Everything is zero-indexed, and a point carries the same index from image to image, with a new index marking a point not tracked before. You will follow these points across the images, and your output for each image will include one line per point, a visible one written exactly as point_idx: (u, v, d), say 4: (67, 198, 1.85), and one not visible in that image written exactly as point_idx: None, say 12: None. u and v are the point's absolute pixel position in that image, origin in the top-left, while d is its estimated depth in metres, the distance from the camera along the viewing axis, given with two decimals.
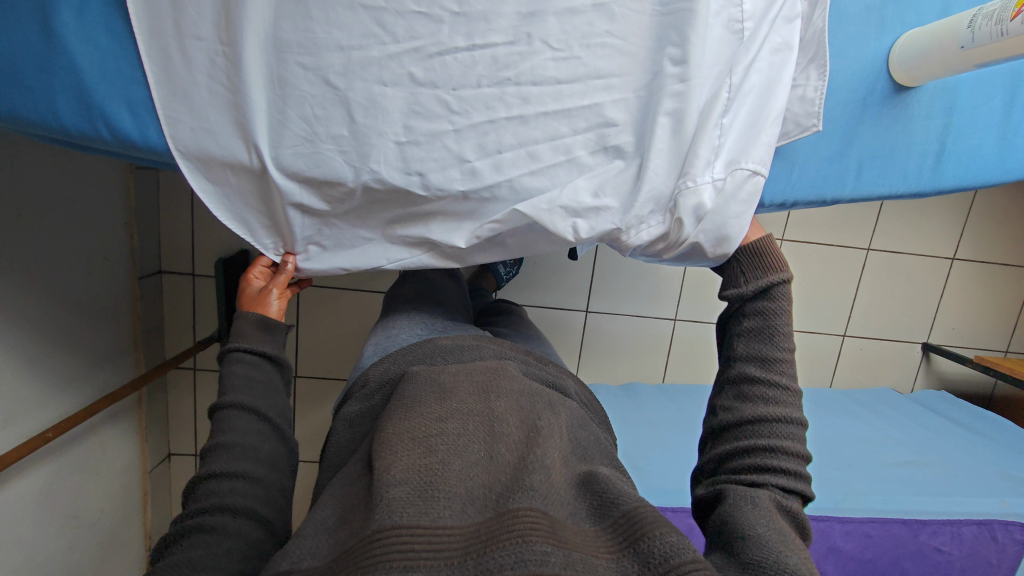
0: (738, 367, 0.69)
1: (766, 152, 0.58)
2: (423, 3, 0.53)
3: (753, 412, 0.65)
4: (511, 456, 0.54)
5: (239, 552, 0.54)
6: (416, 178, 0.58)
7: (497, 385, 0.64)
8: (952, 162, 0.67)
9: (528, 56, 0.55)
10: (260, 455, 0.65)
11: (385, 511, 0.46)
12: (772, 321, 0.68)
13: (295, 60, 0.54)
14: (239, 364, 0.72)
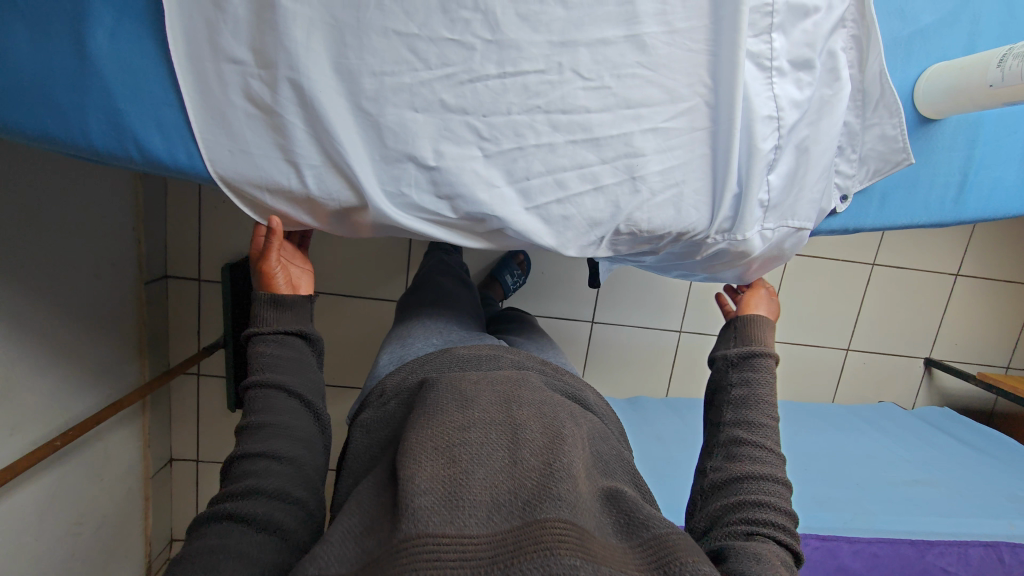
0: (728, 431, 0.72)
1: (811, 210, 0.64)
2: (457, 32, 0.55)
3: (745, 467, 0.67)
4: (537, 461, 0.54)
5: (277, 539, 0.56)
6: (444, 203, 0.59)
7: (518, 395, 0.64)
8: (973, 195, 0.65)
9: (558, 85, 0.57)
10: (292, 434, 0.67)
11: (412, 520, 0.47)
12: (757, 389, 0.75)
13: (331, 85, 0.55)
14: (266, 343, 0.73)
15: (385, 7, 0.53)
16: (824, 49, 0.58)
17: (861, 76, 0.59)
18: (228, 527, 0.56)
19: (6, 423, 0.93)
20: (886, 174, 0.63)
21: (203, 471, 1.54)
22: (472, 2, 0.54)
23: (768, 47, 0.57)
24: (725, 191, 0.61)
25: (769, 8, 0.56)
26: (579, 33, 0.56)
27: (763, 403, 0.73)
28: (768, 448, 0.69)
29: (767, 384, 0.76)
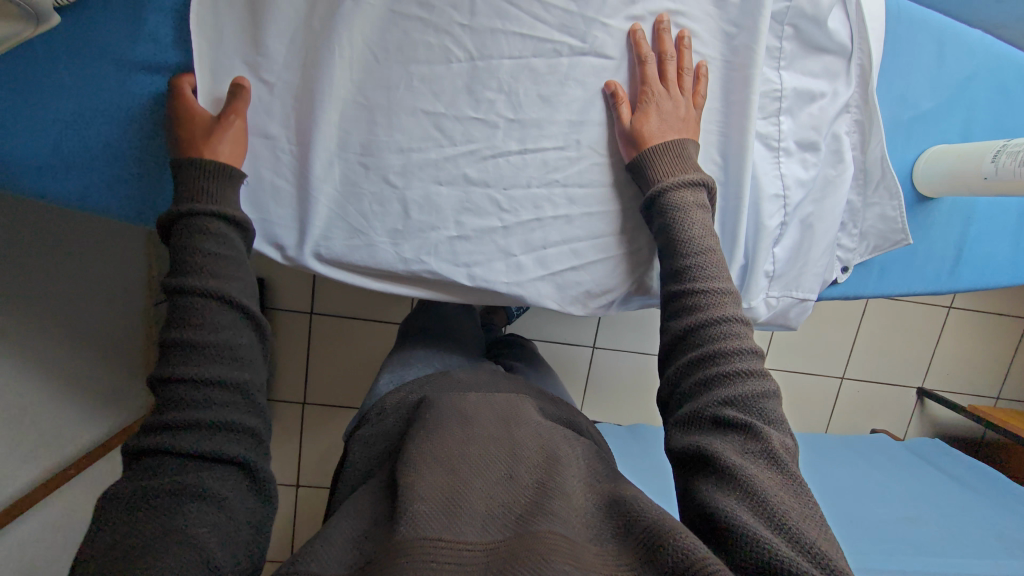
0: (671, 289, 0.58)
1: (815, 282, 0.65)
2: (481, 111, 0.57)
3: (705, 320, 0.54)
4: (530, 477, 0.54)
5: (226, 509, 0.46)
6: (462, 270, 0.61)
7: (516, 416, 0.64)
8: (967, 268, 0.68)
9: (576, 161, 0.60)
10: (245, 288, 0.55)
11: (409, 522, 0.47)
12: (677, 227, 0.57)
13: (360, 159, 0.57)
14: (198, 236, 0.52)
15: (414, 89, 0.56)
16: (829, 132, 0.61)
17: (863, 158, 0.62)
18: (164, 509, 0.43)
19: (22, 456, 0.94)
20: (886, 250, 0.65)
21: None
22: (496, 84, 0.57)
23: (775, 129, 0.60)
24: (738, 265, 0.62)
25: (777, 94, 0.59)
26: (596, 113, 0.59)
27: (688, 237, 0.57)
28: (720, 290, 0.56)
29: (696, 219, 0.57)
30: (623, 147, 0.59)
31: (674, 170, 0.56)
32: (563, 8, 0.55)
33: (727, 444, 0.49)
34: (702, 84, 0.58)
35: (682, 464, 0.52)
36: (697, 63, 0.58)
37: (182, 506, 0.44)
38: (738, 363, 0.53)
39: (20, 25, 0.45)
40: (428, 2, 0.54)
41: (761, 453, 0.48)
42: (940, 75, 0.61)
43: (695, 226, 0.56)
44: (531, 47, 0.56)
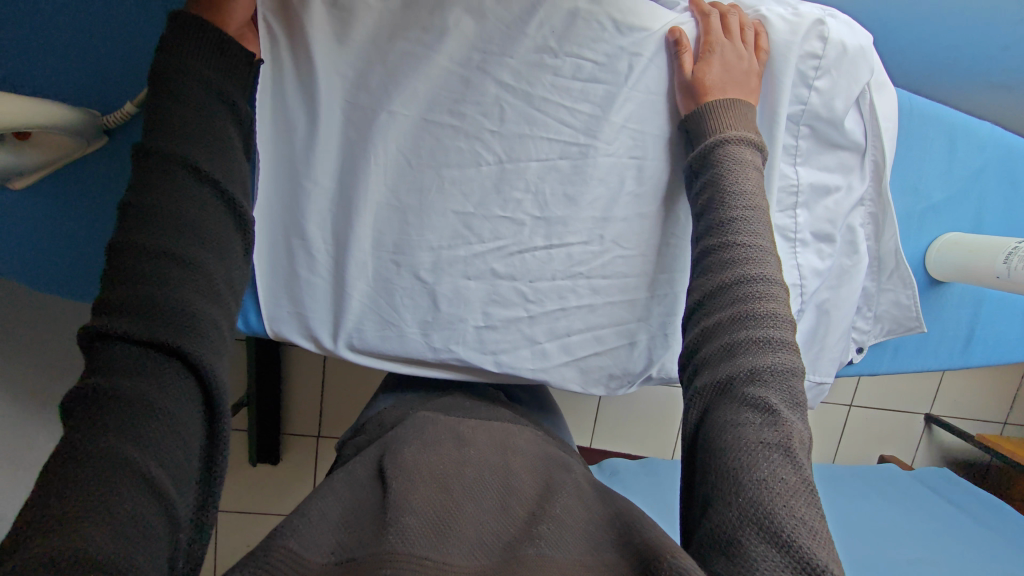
0: (699, 247, 0.52)
1: (832, 367, 0.66)
2: (509, 210, 0.59)
3: (735, 278, 0.48)
4: (523, 509, 0.47)
5: (183, 435, 0.40)
6: (489, 357, 0.63)
7: (514, 442, 0.56)
8: (978, 346, 0.71)
9: (600, 254, 0.62)
10: (230, 172, 0.47)
11: (397, 532, 0.41)
12: (722, 183, 0.52)
13: (392, 257, 0.60)
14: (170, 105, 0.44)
15: (445, 191, 0.58)
16: (844, 224, 0.63)
17: (877, 247, 0.64)
18: (116, 428, 0.38)
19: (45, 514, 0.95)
20: (899, 333, 0.68)
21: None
22: (524, 185, 0.59)
23: (793, 223, 0.61)
24: None
25: (794, 188, 0.60)
26: (618, 210, 0.61)
27: (737, 190, 0.51)
28: (756, 249, 0.50)
29: (748, 177, 0.52)
30: (680, 100, 0.57)
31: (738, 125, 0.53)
32: (588, 112, 0.57)
33: (740, 422, 0.43)
34: (763, 39, 0.56)
35: (691, 439, 0.47)
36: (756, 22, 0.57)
37: (133, 427, 0.38)
38: (766, 335, 0.46)
39: (76, 147, 0.50)
40: (459, 110, 0.56)
41: (778, 441, 0.41)
42: (952, 168, 0.64)
43: (744, 182, 0.51)
44: (557, 150, 0.58)
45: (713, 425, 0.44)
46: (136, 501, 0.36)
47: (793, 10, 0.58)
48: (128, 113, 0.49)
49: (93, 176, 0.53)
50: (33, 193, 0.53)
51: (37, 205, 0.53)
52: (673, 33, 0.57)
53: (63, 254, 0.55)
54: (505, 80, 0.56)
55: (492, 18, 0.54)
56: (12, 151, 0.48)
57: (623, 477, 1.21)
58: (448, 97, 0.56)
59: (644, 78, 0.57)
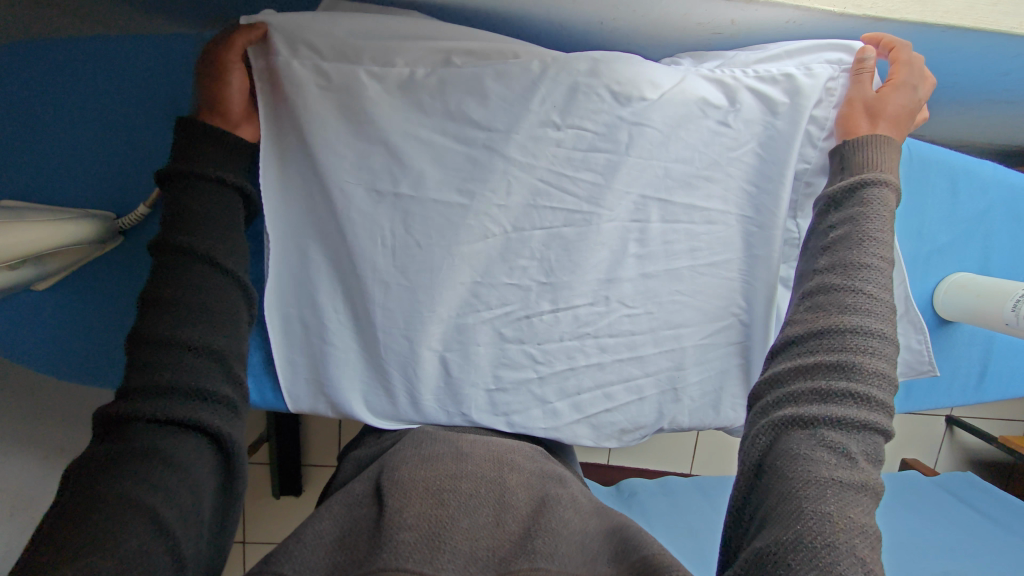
0: (816, 279, 0.49)
1: None
2: (515, 277, 0.60)
3: (862, 324, 0.44)
4: (517, 525, 0.47)
5: (192, 477, 0.42)
6: (502, 418, 0.64)
7: (511, 457, 0.57)
8: (993, 381, 0.71)
9: (606, 314, 0.63)
10: (232, 249, 0.50)
11: (392, 551, 0.42)
12: (865, 226, 0.49)
13: (405, 335, 0.60)
14: (188, 197, 0.48)
15: (451, 263, 0.59)
16: None
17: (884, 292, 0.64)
18: (132, 475, 0.40)
19: None
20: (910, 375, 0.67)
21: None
22: (529, 252, 0.60)
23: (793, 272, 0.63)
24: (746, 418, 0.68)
25: (797, 240, 0.63)
26: (622, 270, 0.62)
27: (877, 239, 0.48)
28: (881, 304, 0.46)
29: (877, 229, 0.48)
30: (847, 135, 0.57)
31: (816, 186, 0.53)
32: (591, 179, 0.59)
33: (820, 460, 0.39)
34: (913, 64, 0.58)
35: (752, 461, 0.44)
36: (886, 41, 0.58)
37: (151, 471, 0.40)
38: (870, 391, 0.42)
39: (92, 248, 0.52)
40: (468, 189, 0.58)
41: (853, 488, 0.38)
42: (956, 212, 0.64)
43: (887, 234, 0.48)
44: (562, 217, 0.59)
45: (781, 456, 0.41)
46: (141, 540, 0.37)
47: (806, 71, 0.58)
48: (141, 214, 0.52)
49: (115, 272, 0.55)
50: (58, 289, 0.54)
51: (64, 302, 0.55)
52: (672, 99, 0.57)
53: (81, 344, 0.55)
54: (512, 155, 0.57)
55: (493, 96, 0.56)
56: (32, 265, 0.49)
57: (642, 500, 1.18)
58: (456, 176, 0.57)
59: (646, 144, 0.58)
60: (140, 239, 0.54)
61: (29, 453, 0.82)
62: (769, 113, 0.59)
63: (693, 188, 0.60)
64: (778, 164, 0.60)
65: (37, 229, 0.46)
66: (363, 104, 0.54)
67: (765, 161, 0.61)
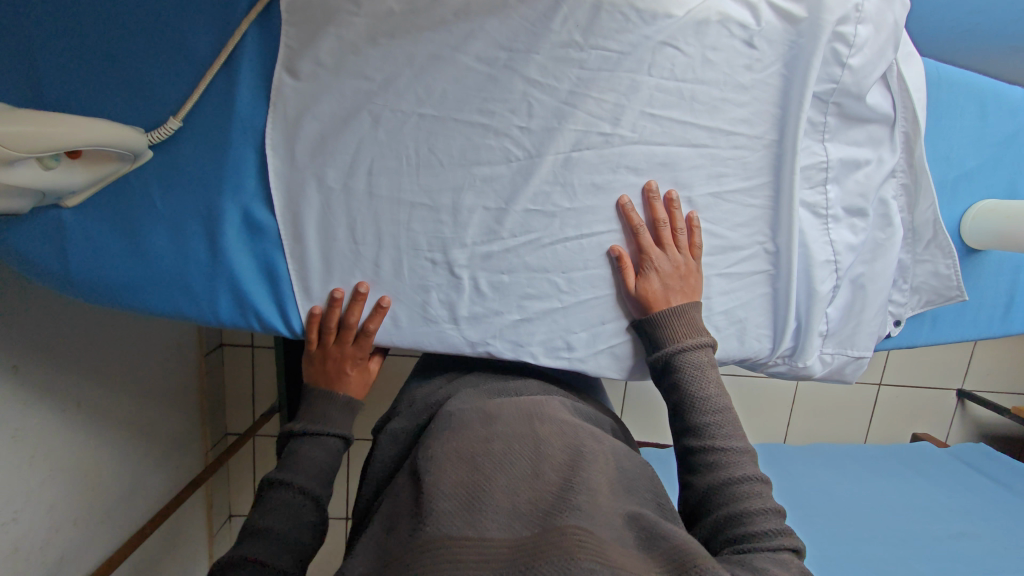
0: (684, 448, 0.59)
1: (869, 340, 0.67)
2: (539, 203, 0.60)
3: (726, 473, 0.55)
4: (556, 475, 0.47)
5: None
6: (526, 351, 0.64)
7: (542, 410, 0.57)
8: (1020, 312, 0.70)
9: (629, 242, 0.62)
10: (322, 482, 0.65)
11: (435, 520, 0.43)
12: (691, 390, 0.58)
13: (426, 255, 0.60)
14: (303, 444, 0.67)
15: (477, 188, 0.59)
16: (876, 197, 0.63)
17: (911, 218, 0.64)
18: None
19: (94, 519, 0.95)
20: (938, 304, 0.67)
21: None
22: (553, 177, 0.60)
23: (823, 197, 0.62)
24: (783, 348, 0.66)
25: (824, 165, 0.61)
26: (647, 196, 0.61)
27: (704, 394, 0.58)
28: (733, 446, 0.57)
29: (710, 380, 0.59)
30: (632, 306, 0.63)
31: (690, 332, 0.60)
32: (614, 101, 0.58)
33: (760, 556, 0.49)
34: (696, 237, 0.62)
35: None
36: (689, 216, 0.62)
37: None
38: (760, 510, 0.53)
39: (121, 162, 0.53)
40: (489, 108, 0.57)
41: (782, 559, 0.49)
42: (984, 135, 0.64)
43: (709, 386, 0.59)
44: (585, 141, 0.59)
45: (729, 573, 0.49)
46: None
47: None
48: (172, 128, 0.53)
49: (142, 191, 0.55)
50: (86, 207, 0.54)
51: (88, 222, 0.54)
52: (696, 17, 0.57)
53: (103, 265, 0.55)
54: (532, 75, 0.57)
55: (517, 15, 0.55)
56: (65, 173, 0.49)
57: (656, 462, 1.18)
58: (477, 96, 0.57)
59: (669, 64, 0.58)
60: (165, 160, 0.54)
61: (49, 405, 0.83)
62: (791, 30, 0.58)
63: (719, 112, 0.60)
64: (800, 87, 0.58)
65: (70, 124, 0.47)
66: (394, 26, 0.54)
67: (790, 84, 0.59)
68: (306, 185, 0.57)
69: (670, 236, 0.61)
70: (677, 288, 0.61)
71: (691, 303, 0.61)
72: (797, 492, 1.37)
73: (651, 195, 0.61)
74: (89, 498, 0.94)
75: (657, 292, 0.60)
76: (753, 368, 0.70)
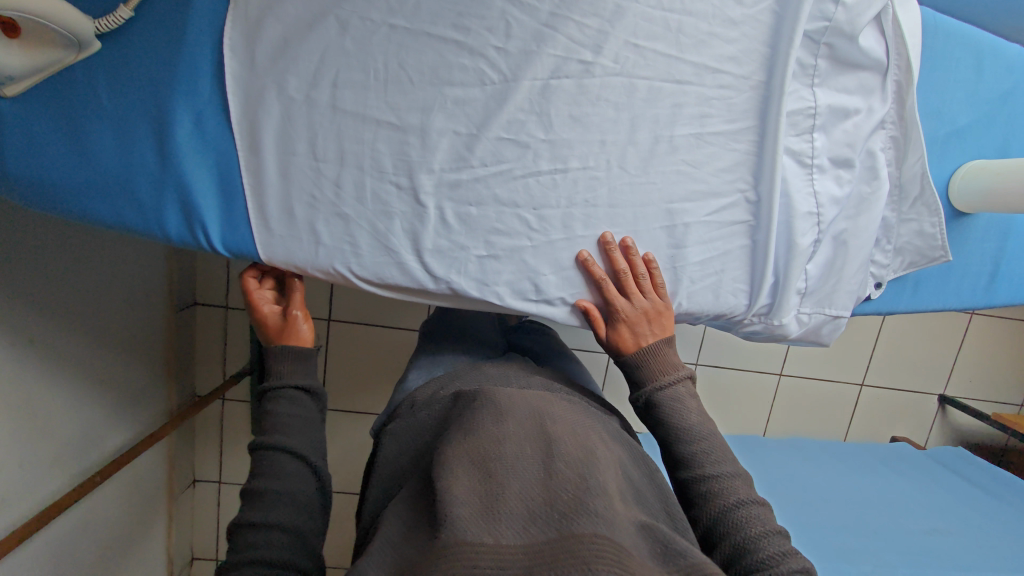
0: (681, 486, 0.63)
1: (848, 300, 0.65)
2: (513, 132, 0.57)
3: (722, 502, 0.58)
4: (570, 475, 0.48)
5: None
6: (491, 290, 0.61)
7: (551, 411, 0.58)
8: (1005, 283, 0.68)
9: (604, 181, 0.60)
10: (310, 441, 0.64)
11: (452, 524, 0.43)
12: (676, 424, 0.63)
13: (392, 179, 0.57)
14: (275, 401, 0.65)
15: (448, 110, 0.56)
16: (864, 148, 0.61)
17: (899, 173, 0.62)
18: None
19: (43, 456, 0.91)
20: (921, 266, 0.65)
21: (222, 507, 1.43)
22: (528, 104, 0.57)
23: (809, 146, 0.60)
24: (760, 305, 0.64)
25: (811, 111, 0.58)
26: (625, 133, 0.59)
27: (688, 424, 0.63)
28: (724, 475, 0.61)
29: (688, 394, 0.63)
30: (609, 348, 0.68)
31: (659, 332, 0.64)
32: (597, 27, 0.56)
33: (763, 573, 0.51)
34: (658, 278, 0.62)
35: None
36: (645, 258, 0.62)
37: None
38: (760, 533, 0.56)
39: (65, 51, 0.49)
40: (464, 24, 0.54)
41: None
42: (977, 91, 0.62)
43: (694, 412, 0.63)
44: (564, 68, 0.56)
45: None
46: None
47: None
48: (122, 17, 0.49)
49: (87, 86, 0.51)
50: (26, 98, 0.51)
51: (29, 115, 0.51)
52: None
53: (43, 163, 0.52)
54: None
55: None
56: None
57: None
58: (452, 10, 0.54)
59: None
60: (114, 54, 0.51)
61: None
62: None
63: (706, 47, 0.57)
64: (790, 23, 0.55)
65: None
66: None
67: (781, 22, 0.57)
68: (266, 92, 0.54)
69: (637, 280, 0.62)
70: (649, 322, 0.64)
71: (665, 341, 0.65)
72: (773, 482, 1.35)
73: (607, 246, 0.61)
74: (37, 436, 0.89)
75: (629, 337, 0.65)
76: (729, 326, 0.68)
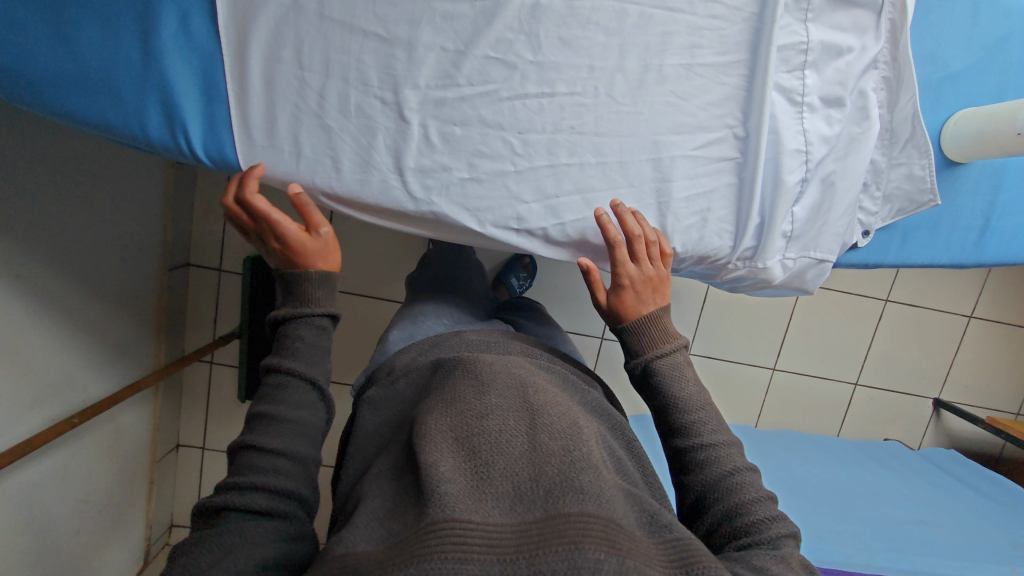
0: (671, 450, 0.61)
1: (833, 242, 0.65)
2: (500, 51, 0.57)
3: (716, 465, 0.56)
4: (556, 447, 0.47)
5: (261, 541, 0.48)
6: (472, 214, 0.61)
7: (535, 383, 0.56)
8: (996, 238, 0.68)
9: (592, 108, 0.59)
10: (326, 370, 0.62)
11: (438, 501, 0.41)
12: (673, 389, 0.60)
13: (377, 93, 0.57)
14: (296, 323, 0.61)
15: (436, 25, 0.56)
16: (855, 88, 0.60)
17: (890, 116, 0.62)
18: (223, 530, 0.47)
19: (27, 394, 0.87)
20: (909, 213, 0.66)
21: (204, 471, 1.40)
22: (518, 24, 0.56)
23: (800, 83, 0.59)
24: (745, 247, 0.64)
25: (803, 46, 0.58)
26: (614, 59, 0.58)
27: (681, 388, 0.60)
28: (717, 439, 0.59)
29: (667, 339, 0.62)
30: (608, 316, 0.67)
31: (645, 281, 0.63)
32: None
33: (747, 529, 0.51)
34: (665, 247, 0.62)
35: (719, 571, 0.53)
36: (655, 228, 0.61)
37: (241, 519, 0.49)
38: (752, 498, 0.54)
39: None
40: None
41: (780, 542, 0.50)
42: (973, 36, 0.62)
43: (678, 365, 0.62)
44: None
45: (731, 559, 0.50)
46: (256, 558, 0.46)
47: None
48: None
49: None
50: None
51: None
52: None
53: (21, 50, 0.50)
54: None
55: None
56: None
57: None
58: None
59: None
60: None
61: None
62: None
63: None
64: None
65: None
66: None
67: None
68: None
69: (647, 247, 0.61)
70: (652, 291, 0.64)
71: (663, 310, 0.64)
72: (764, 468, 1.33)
73: (617, 211, 0.59)
74: (22, 373, 0.86)
75: (630, 302, 0.63)
76: (715, 271, 0.68)
